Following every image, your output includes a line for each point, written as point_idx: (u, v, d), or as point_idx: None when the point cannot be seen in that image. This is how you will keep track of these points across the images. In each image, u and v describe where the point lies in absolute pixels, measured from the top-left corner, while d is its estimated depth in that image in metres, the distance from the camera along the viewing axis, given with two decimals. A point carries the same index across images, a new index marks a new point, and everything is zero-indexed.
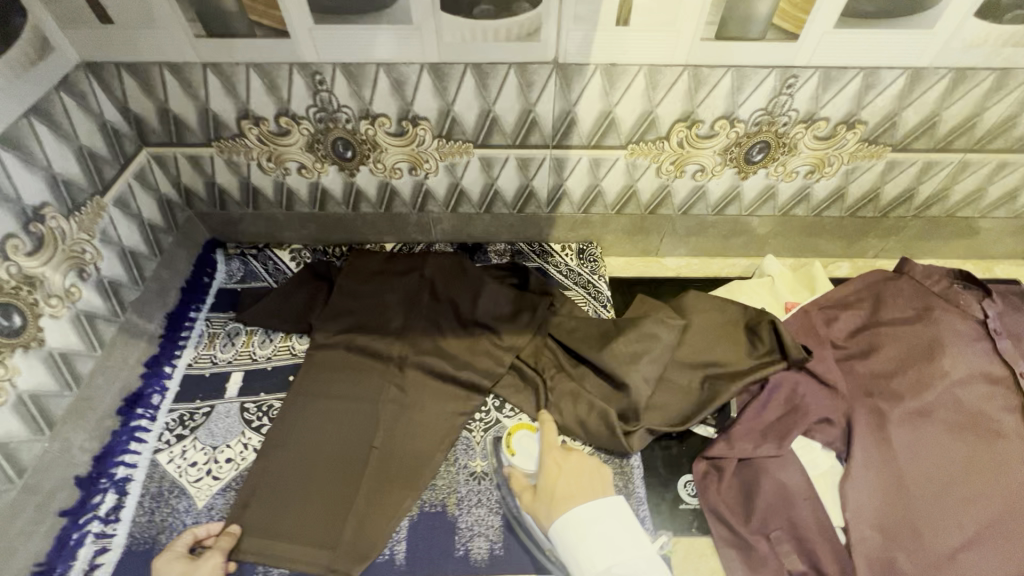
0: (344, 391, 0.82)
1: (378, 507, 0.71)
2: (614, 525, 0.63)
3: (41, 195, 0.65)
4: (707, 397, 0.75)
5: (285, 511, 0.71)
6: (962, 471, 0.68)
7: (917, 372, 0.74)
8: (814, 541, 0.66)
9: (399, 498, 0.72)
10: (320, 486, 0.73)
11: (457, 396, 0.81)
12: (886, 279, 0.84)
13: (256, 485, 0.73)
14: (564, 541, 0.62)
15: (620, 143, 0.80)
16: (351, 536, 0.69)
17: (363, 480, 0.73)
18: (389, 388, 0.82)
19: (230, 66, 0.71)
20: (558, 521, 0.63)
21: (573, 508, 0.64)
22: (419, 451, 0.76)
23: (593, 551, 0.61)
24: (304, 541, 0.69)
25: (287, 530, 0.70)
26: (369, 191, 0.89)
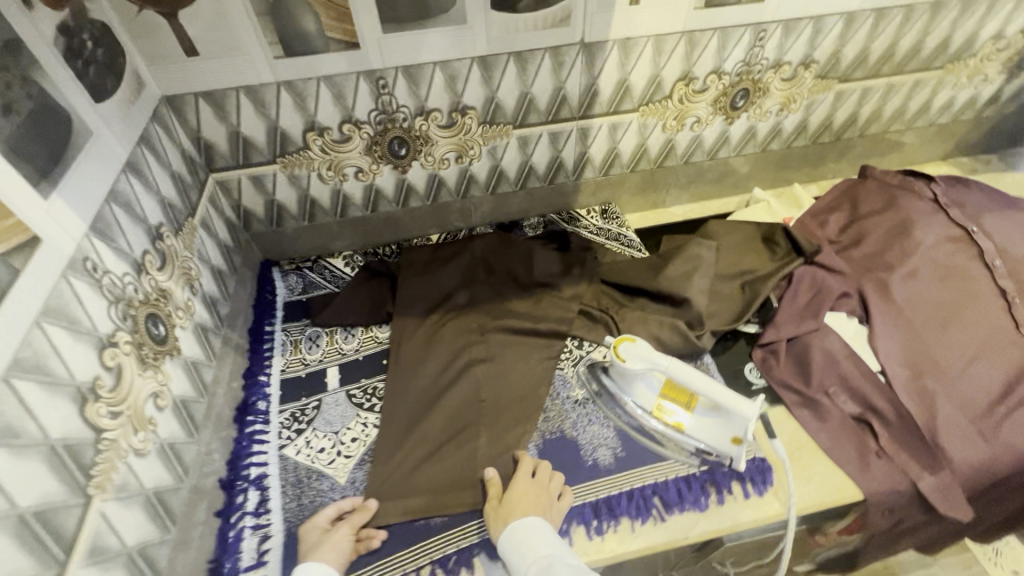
0: (436, 361, 0.88)
1: (502, 447, 0.79)
2: (549, 536, 0.64)
3: (157, 216, 0.70)
4: (750, 297, 0.90)
5: (418, 470, 0.77)
6: (953, 309, 0.88)
7: (900, 245, 0.94)
8: (862, 386, 0.82)
9: (518, 434, 0.80)
10: (443, 442, 0.79)
11: (541, 345, 0.89)
12: (855, 185, 1.05)
13: (387, 453, 0.79)
14: (508, 553, 0.64)
15: (634, 106, 0.95)
16: (486, 475, 0.76)
17: (481, 428, 0.80)
18: (476, 349, 0.89)
19: (302, 82, 0.79)
20: (508, 527, 0.66)
21: (517, 519, 0.66)
22: (522, 395, 0.83)
23: (525, 550, 0.63)
24: (448, 488, 0.75)
25: (426, 485, 0.75)
26: (419, 185, 0.98)
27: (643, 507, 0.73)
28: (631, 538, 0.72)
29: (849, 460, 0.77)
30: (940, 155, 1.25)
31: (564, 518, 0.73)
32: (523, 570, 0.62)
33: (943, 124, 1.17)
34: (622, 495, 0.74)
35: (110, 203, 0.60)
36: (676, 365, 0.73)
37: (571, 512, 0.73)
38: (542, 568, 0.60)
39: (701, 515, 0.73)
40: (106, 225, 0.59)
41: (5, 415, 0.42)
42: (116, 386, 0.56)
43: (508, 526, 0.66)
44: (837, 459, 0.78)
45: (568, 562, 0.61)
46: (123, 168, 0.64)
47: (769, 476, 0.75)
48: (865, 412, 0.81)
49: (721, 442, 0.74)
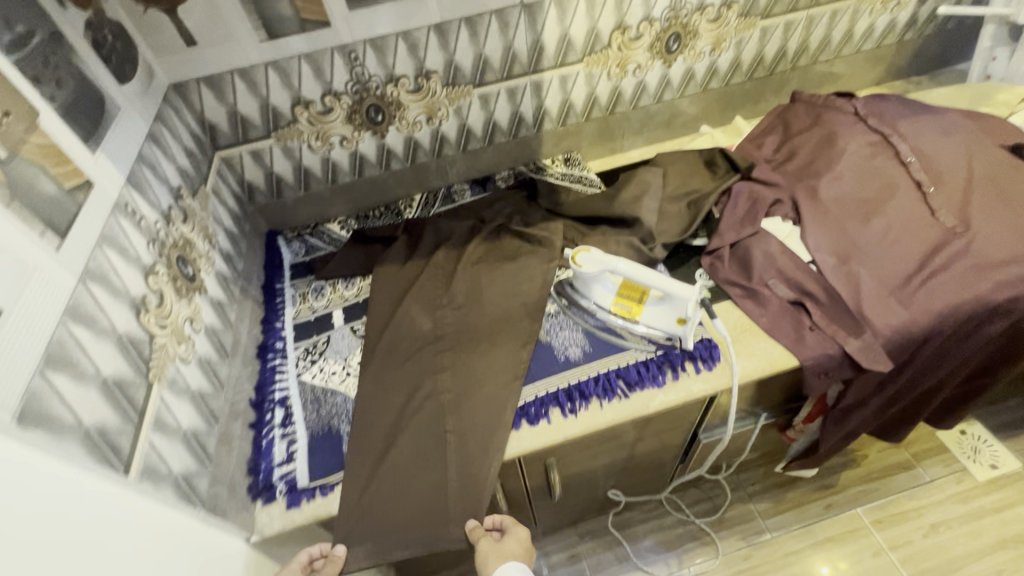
0: (402, 395, 0.86)
1: (470, 478, 0.78)
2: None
3: (177, 179, 0.84)
4: (694, 212, 1.02)
5: (386, 506, 0.77)
6: (875, 202, 0.99)
7: (827, 154, 1.05)
8: (796, 273, 0.94)
9: (485, 469, 0.79)
10: (411, 475, 0.79)
11: (507, 371, 0.86)
12: (787, 108, 1.16)
13: (357, 487, 0.78)
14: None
15: (578, 58, 1.08)
16: (456, 510, 0.76)
17: (449, 461, 0.79)
18: (441, 380, 0.86)
19: (285, 61, 0.92)
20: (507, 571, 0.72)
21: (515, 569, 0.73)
22: (488, 426, 0.82)
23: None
24: (418, 526, 0.76)
25: (397, 521, 0.76)
26: (397, 148, 1.11)
27: (609, 388, 0.86)
28: (600, 412, 0.85)
29: (785, 335, 0.90)
30: (873, 81, 1.37)
31: (541, 404, 0.85)
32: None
33: (869, 50, 1.29)
34: (590, 380, 0.86)
35: (139, 165, 0.74)
36: (626, 264, 0.86)
37: (548, 397, 0.85)
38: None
39: (659, 389, 0.86)
40: (138, 180, 0.72)
41: (85, 306, 0.56)
42: (161, 304, 0.70)
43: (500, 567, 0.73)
44: (776, 336, 0.90)
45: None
46: (146, 138, 0.78)
47: (715, 352, 0.87)
48: (801, 296, 0.93)
49: (669, 324, 0.87)
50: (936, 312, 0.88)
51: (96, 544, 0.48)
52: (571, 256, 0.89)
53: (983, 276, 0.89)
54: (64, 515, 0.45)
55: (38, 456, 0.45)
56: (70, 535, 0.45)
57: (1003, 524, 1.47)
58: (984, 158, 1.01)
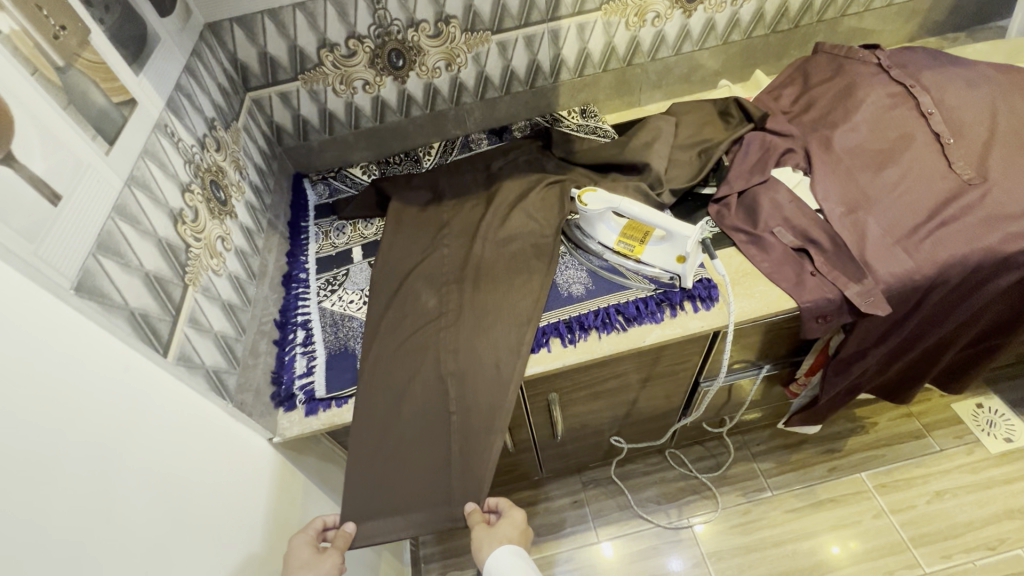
0: (406, 371, 0.89)
1: (475, 458, 0.83)
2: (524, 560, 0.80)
3: (212, 113, 0.90)
4: (705, 160, 1.03)
5: (393, 482, 0.82)
6: (889, 154, 0.98)
7: (844, 105, 1.04)
8: (801, 221, 0.95)
9: (488, 450, 0.83)
10: (416, 453, 0.84)
11: (504, 347, 0.89)
12: (808, 60, 1.15)
13: (364, 462, 0.83)
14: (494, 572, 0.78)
15: (596, 6, 1.09)
16: (460, 489, 0.82)
17: (453, 441, 0.84)
18: (444, 358, 0.89)
19: (312, 3, 0.97)
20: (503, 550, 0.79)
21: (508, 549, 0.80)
22: (491, 406, 0.85)
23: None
24: (423, 503, 0.81)
25: (404, 497, 0.81)
26: (417, 94, 1.16)
27: (608, 321, 0.90)
28: (598, 343, 0.89)
29: (786, 279, 0.91)
30: (905, 37, 1.33)
31: (542, 333, 0.91)
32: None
33: (902, 3, 1.25)
34: (590, 313, 0.91)
35: (178, 92, 0.80)
36: (626, 201, 0.89)
37: (548, 327, 0.91)
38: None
39: (656, 325, 0.89)
40: (177, 107, 0.79)
41: (130, 207, 0.63)
42: (195, 220, 0.77)
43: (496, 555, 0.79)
44: (776, 279, 0.92)
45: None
46: (184, 70, 0.84)
47: (714, 292, 0.90)
48: (804, 242, 0.94)
49: (669, 263, 0.90)
50: (942, 261, 0.88)
51: (122, 409, 0.55)
52: (578, 196, 0.92)
53: (995, 226, 0.88)
54: (97, 377, 0.53)
55: (85, 325, 0.53)
56: (102, 396, 0.53)
57: (1012, 495, 1.46)
58: (1011, 109, 0.99)
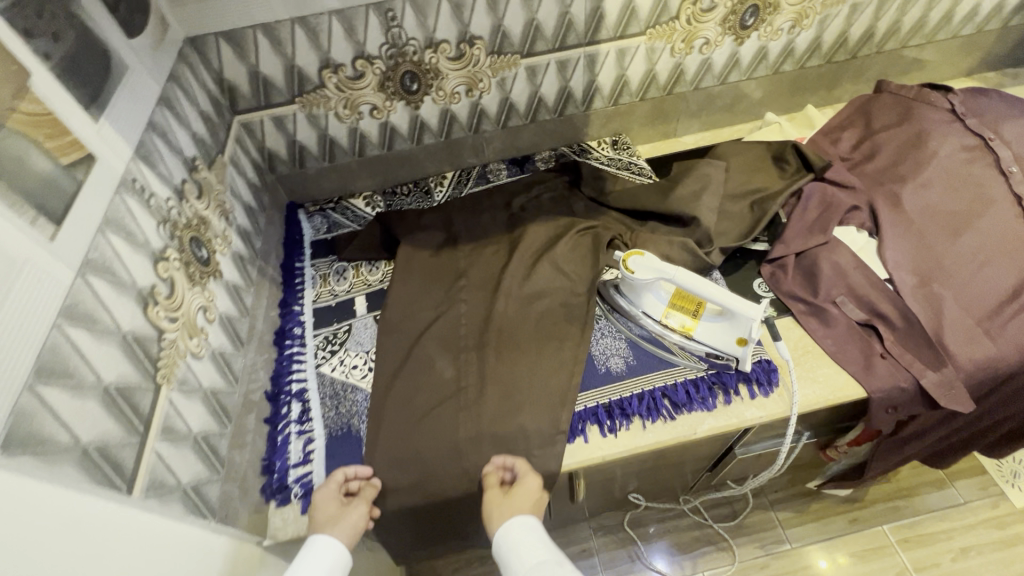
0: (423, 467, 0.77)
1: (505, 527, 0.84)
2: (542, 541, 0.65)
3: (192, 149, 0.75)
4: (758, 215, 0.92)
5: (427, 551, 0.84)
6: (965, 217, 0.87)
7: (912, 157, 0.93)
8: (870, 294, 0.84)
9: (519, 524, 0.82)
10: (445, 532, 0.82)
11: (533, 435, 0.78)
12: (870, 99, 1.03)
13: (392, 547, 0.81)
14: (499, 549, 0.65)
15: (641, 30, 0.95)
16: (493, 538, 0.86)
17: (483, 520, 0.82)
18: (467, 451, 0.77)
19: (314, 17, 0.82)
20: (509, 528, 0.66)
21: (515, 520, 0.66)
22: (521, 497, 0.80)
23: (522, 552, 0.63)
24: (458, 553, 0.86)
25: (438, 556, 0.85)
26: (432, 121, 1.02)
27: (653, 408, 0.78)
28: (642, 434, 0.78)
29: (853, 361, 0.81)
30: (964, 71, 1.22)
31: (578, 419, 0.79)
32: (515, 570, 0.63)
33: (968, 35, 1.14)
34: (633, 398, 0.79)
35: (150, 132, 0.66)
36: (682, 271, 0.76)
37: (585, 412, 0.79)
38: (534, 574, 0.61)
39: (708, 413, 0.78)
40: (149, 152, 0.64)
41: (84, 305, 0.49)
42: (171, 295, 0.63)
43: (510, 523, 0.66)
44: (841, 361, 0.81)
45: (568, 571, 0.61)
46: (158, 101, 0.69)
47: (774, 377, 0.79)
48: (872, 317, 0.83)
49: (727, 344, 0.78)
50: None
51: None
52: (622, 260, 0.80)
53: None
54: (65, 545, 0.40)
55: (32, 486, 0.39)
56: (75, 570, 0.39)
57: None
58: None
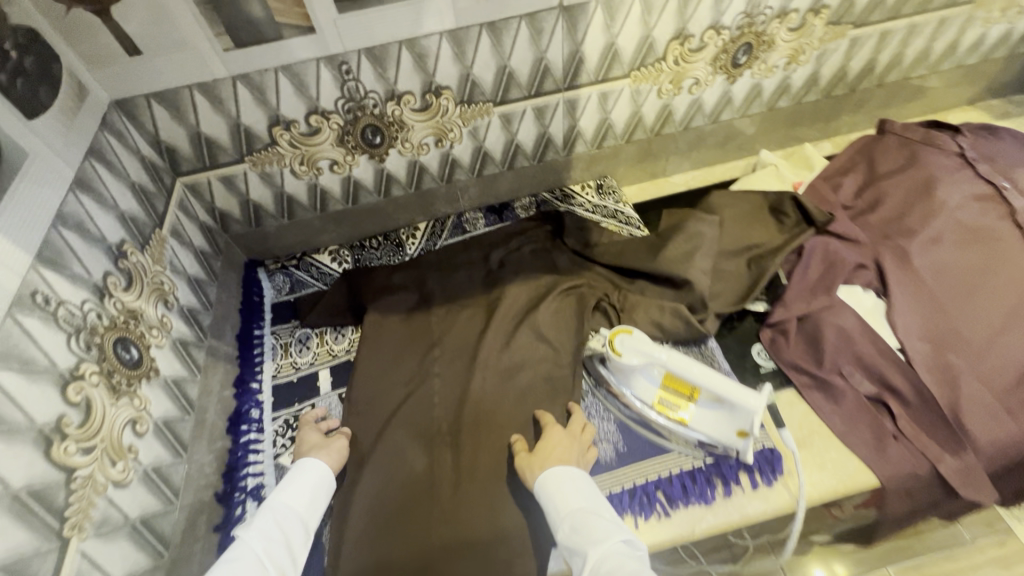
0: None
1: None
2: (581, 488, 0.65)
3: (118, 232, 0.66)
4: (757, 275, 0.84)
5: None
6: (981, 276, 0.80)
7: (920, 208, 0.86)
8: (880, 365, 0.77)
9: None
10: None
11: (516, 540, 0.70)
12: (873, 141, 0.96)
13: None
14: (539, 495, 0.67)
15: (624, 72, 0.87)
16: None
17: None
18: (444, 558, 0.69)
19: (258, 74, 0.73)
20: (545, 478, 0.67)
21: (552, 469, 0.68)
22: None
23: (560, 500, 0.64)
24: None
25: None
26: (399, 173, 0.93)
27: (646, 503, 0.71)
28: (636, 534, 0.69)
29: (864, 444, 0.73)
30: (968, 99, 1.15)
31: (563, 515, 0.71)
32: (553, 516, 0.64)
33: (972, 64, 1.07)
34: (624, 494, 0.71)
35: (58, 227, 0.57)
36: (674, 355, 0.69)
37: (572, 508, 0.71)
38: (572, 520, 0.62)
39: (707, 509, 0.70)
40: (57, 252, 0.55)
41: None
42: (86, 420, 0.54)
43: (546, 471, 0.68)
44: (851, 445, 0.74)
45: (604, 518, 0.62)
46: (71, 186, 0.60)
47: (778, 465, 0.71)
48: (881, 391, 0.77)
49: (726, 435, 0.69)
50: None
51: None
52: (609, 339, 0.73)
53: None
54: None
55: None
56: None
57: None
58: None
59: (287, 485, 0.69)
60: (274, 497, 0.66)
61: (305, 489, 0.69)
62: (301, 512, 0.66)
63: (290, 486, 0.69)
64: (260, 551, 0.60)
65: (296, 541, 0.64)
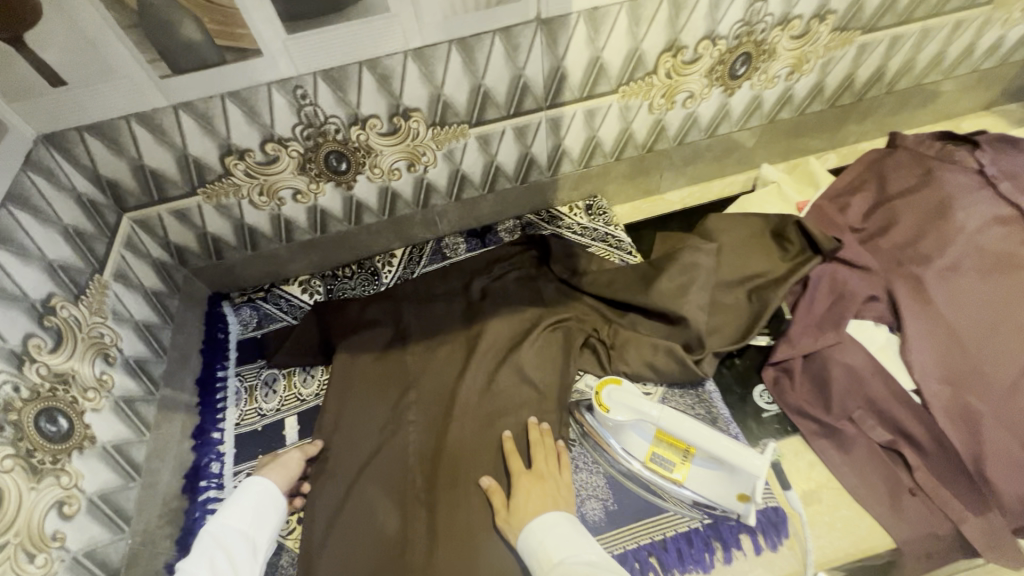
0: None
1: None
2: (561, 535, 0.61)
3: (44, 286, 0.59)
4: (760, 308, 0.77)
5: None
6: (1004, 308, 0.73)
7: (936, 232, 0.79)
8: (894, 411, 0.70)
9: None
10: None
11: None
12: (883, 155, 0.89)
13: None
14: (523, 550, 0.63)
15: (611, 88, 0.80)
16: None
17: None
18: None
19: (203, 102, 0.66)
20: (524, 536, 0.63)
21: (529, 523, 0.64)
22: None
23: (541, 555, 0.61)
24: None
25: None
26: (370, 200, 0.86)
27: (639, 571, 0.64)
28: None
29: (877, 500, 0.67)
30: (984, 104, 1.07)
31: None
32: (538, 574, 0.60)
33: (989, 68, 0.99)
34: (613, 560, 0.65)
35: None
36: (667, 413, 0.64)
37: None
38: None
39: None
40: None
41: None
42: None
43: (526, 525, 0.64)
44: (863, 501, 0.67)
45: (586, 562, 0.58)
46: None
47: (783, 529, 0.65)
48: (896, 439, 0.70)
49: (725, 498, 0.64)
50: None
51: None
52: (597, 390, 0.70)
53: None
54: None
55: None
56: None
57: None
58: None
59: (229, 503, 0.67)
60: (214, 517, 0.65)
61: (247, 506, 0.67)
62: (244, 529, 0.65)
63: (233, 504, 0.67)
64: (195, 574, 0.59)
65: (239, 559, 0.63)
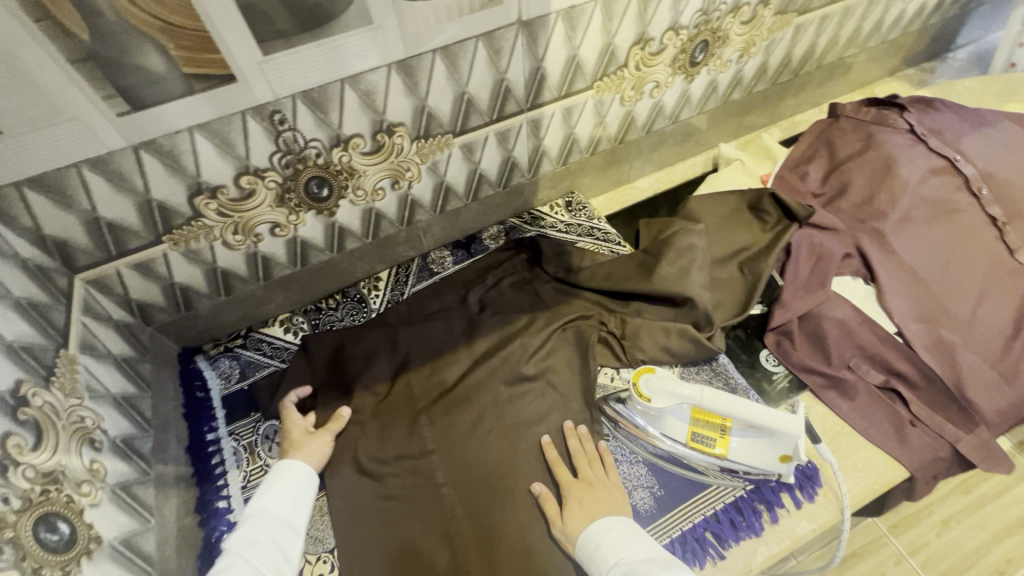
0: None
1: None
2: (618, 536, 0.62)
3: (10, 374, 0.50)
4: (753, 279, 0.81)
5: None
6: (953, 248, 0.82)
7: (887, 188, 0.87)
8: (885, 354, 0.77)
9: None
10: None
11: None
12: (829, 126, 0.99)
13: None
14: (580, 558, 0.63)
15: (587, 84, 0.81)
16: None
17: None
18: None
19: (168, 139, 0.59)
20: (582, 538, 0.63)
21: (586, 529, 0.63)
22: None
23: (600, 555, 0.60)
24: None
25: None
26: (354, 225, 0.81)
27: (699, 548, 0.66)
28: None
29: (886, 437, 0.74)
30: (888, 71, 1.21)
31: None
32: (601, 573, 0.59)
33: (892, 39, 1.12)
34: (674, 544, 0.66)
35: None
36: (706, 392, 0.67)
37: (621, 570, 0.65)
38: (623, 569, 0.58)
39: (758, 539, 0.67)
40: None
41: None
42: None
43: (582, 531, 0.64)
44: (874, 439, 0.74)
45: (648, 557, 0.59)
46: None
47: (815, 479, 0.70)
48: (889, 378, 0.77)
49: (766, 461, 0.68)
50: None
51: None
52: (633, 380, 0.70)
53: None
54: None
55: None
56: None
57: None
58: None
59: (265, 491, 0.66)
60: (254, 503, 0.64)
61: (286, 492, 0.66)
62: (284, 514, 0.64)
63: (270, 490, 0.66)
64: (244, 557, 0.58)
65: (283, 542, 0.61)
